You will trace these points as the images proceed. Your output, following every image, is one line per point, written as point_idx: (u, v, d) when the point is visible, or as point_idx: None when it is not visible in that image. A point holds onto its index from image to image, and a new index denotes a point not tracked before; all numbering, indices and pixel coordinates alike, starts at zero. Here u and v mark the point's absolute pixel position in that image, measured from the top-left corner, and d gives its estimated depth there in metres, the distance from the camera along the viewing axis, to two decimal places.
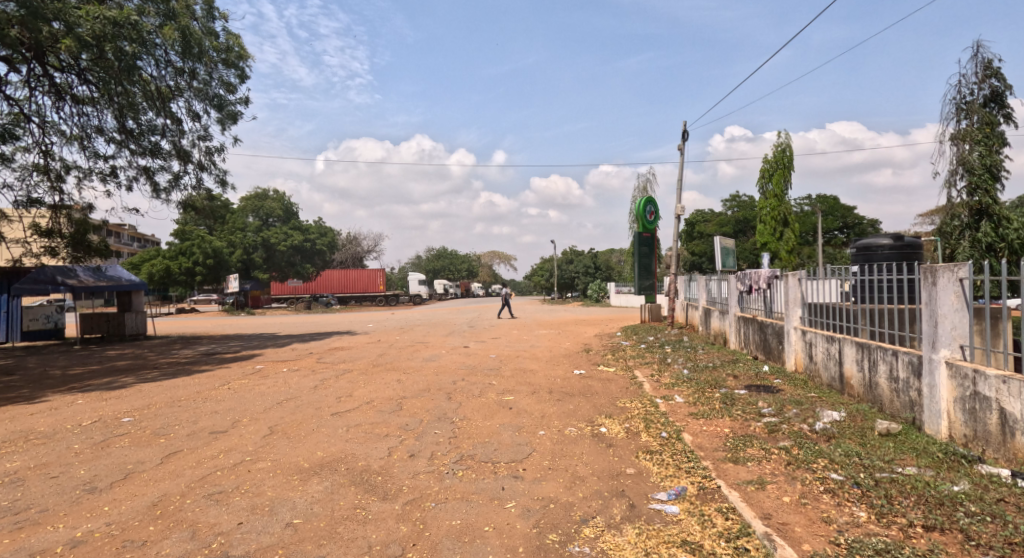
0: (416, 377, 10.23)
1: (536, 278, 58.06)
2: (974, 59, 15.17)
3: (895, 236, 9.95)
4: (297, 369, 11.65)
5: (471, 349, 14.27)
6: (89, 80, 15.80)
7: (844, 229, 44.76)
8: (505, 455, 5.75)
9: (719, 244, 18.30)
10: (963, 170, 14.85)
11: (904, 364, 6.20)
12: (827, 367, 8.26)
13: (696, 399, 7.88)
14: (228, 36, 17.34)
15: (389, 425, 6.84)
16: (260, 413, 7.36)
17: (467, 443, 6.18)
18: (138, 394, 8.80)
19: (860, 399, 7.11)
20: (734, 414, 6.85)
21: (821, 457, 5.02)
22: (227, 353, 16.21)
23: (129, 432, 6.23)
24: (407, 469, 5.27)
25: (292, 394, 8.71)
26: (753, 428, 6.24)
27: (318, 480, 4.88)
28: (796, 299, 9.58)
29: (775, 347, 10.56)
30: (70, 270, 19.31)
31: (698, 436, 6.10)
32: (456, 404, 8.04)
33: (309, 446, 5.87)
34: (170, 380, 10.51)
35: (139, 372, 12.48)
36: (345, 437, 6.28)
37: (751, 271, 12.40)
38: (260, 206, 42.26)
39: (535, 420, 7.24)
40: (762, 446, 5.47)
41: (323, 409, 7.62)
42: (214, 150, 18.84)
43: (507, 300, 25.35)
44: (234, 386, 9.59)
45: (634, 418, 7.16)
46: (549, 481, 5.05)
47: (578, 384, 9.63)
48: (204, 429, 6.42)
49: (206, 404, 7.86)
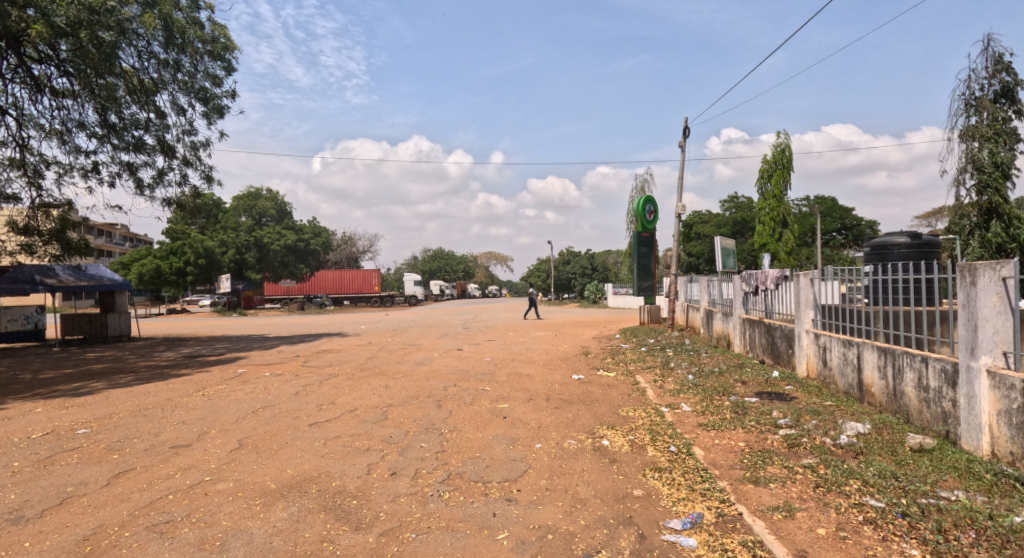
0: (405, 382, 9.65)
1: (533, 279, 57.26)
2: (984, 53, 14.68)
3: (912, 234, 9.32)
4: (280, 373, 11.07)
5: (465, 352, 13.70)
6: (69, 73, 15.20)
7: (843, 230, 44.26)
8: (498, 473, 5.18)
9: (721, 244, 17.69)
10: (972, 167, 14.27)
11: (936, 372, 5.64)
12: (844, 374, 7.69)
13: (705, 407, 7.30)
14: (214, 26, 16.77)
15: (371, 437, 6.26)
16: (231, 423, 6.78)
17: (456, 458, 5.59)
18: (103, 401, 8.21)
19: (883, 409, 6.56)
20: (747, 425, 6.26)
21: (852, 478, 4.44)
22: (210, 356, 15.57)
23: (80, 447, 5.70)
24: (387, 491, 4.68)
25: (269, 401, 8.12)
26: (771, 442, 5.66)
27: (282, 505, 4.29)
28: (808, 301, 9.00)
29: (784, 352, 10.00)
30: (48, 269, 18.62)
31: (710, 451, 5.52)
32: (447, 413, 7.46)
33: (279, 463, 5.28)
34: (143, 386, 9.90)
35: (112, 376, 11.89)
36: (320, 451, 5.69)
37: (757, 272, 11.85)
38: (253, 205, 40.65)
39: (531, 431, 6.66)
40: (785, 464, 4.88)
41: (301, 419, 7.04)
42: (200, 145, 18.23)
43: (537, 301, 24.68)
44: (209, 391, 9.01)
45: (639, 429, 6.58)
46: (546, 506, 4.46)
47: (576, 390, 9.04)
48: (165, 443, 5.86)
49: (173, 412, 7.28)
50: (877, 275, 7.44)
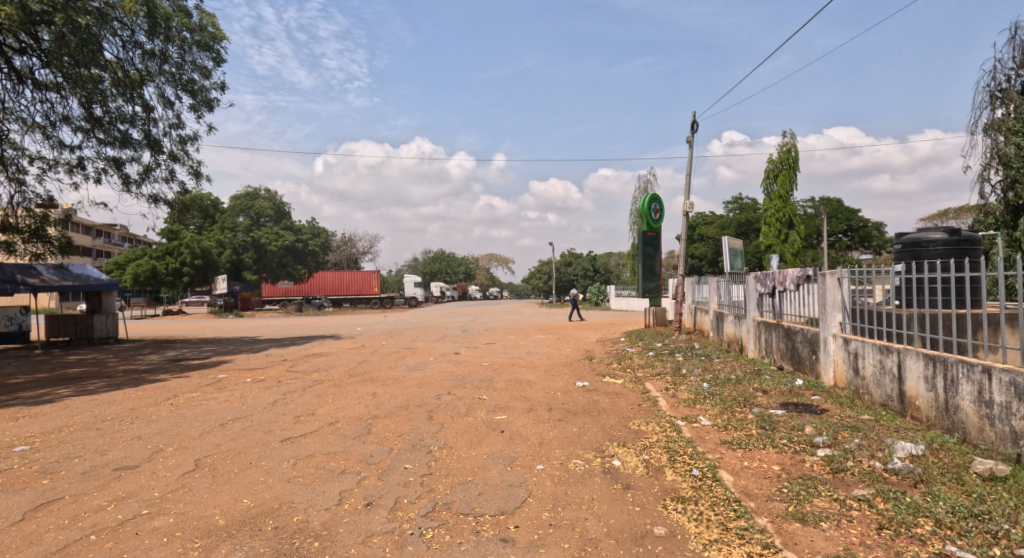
0: (395, 390, 8.87)
1: (534, 281, 56.35)
2: (1014, 42, 13.75)
3: (949, 230, 8.41)
4: (263, 379, 10.30)
5: (462, 356, 12.91)
6: (50, 64, 14.44)
7: (849, 232, 43.19)
8: (493, 504, 4.40)
9: (729, 244, 16.86)
10: (999, 163, 12.56)
11: (1001, 386, 4.88)
12: (880, 384, 6.87)
13: (726, 421, 6.48)
14: (201, 15, 16.01)
15: (348, 456, 5.48)
16: (193, 438, 6.00)
17: (444, 483, 4.81)
18: (60, 411, 7.45)
19: (933, 426, 5.78)
20: (778, 444, 5.45)
21: (922, 515, 3.67)
22: (195, 359, 14.79)
23: (8, 469, 4.94)
24: (358, 529, 3.93)
25: (243, 412, 7.33)
26: (809, 465, 4.87)
27: (225, 551, 3.54)
28: (835, 303, 8.14)
29: (807, 358, 9.19)
30: (30, 269, 17.83)
31: (740, 476, 4.73)
32: (438, 426, 6.68)
33: (235, 490, 4.49)
34: (111, 392, 9.12)
35: (83, 381, 11.07)
36: (287, 475, 4.90)
37: (774, 271, 11.02)
38: (251, 205, 39.90)
39: (532, 448, 5.88)
40: (834, 496, 4.09)
41: (273, 433, 6.26)
42: (188, 139, 17.53)
43: (575, 301, 24.09)
44: (180, 400, 8.23)
45: (654, 448, 5.77)
46: (549, 549, 3.71)
47: (582, 400, 8.24)
48: (109, 464, 5.10)
49: (132, 425, 6.52)
50: (912, 275, 6.63)
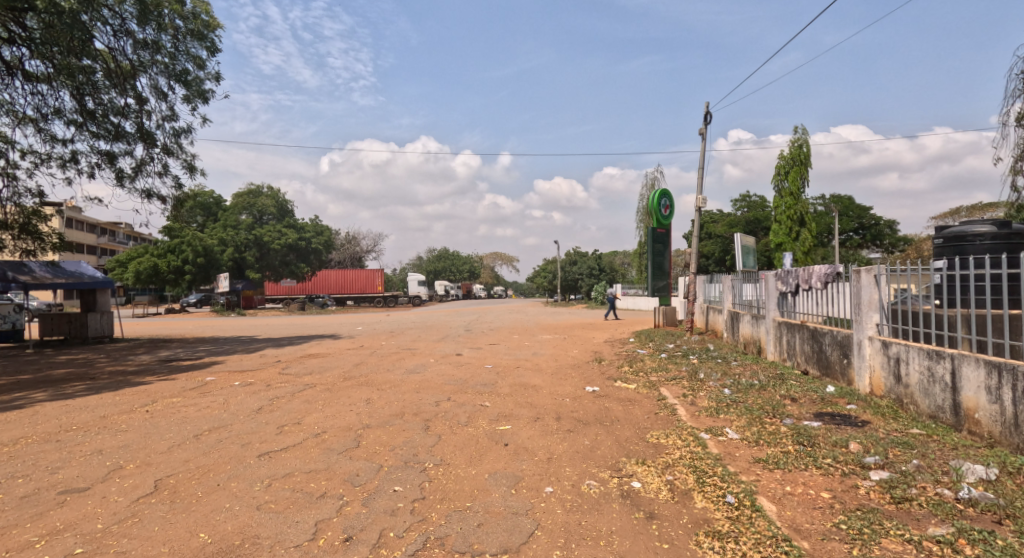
0: (391, 396, 8.20)
1: (539, 281, 55.40)
2: None
3: (998, 222, 7.61)
4: (252, 382, 9.63)
5: (465, 357, 12.25)
6: (38, 53, 13.80)
7: (860, 230, 42.24)
8: (498, 539, 3.73)
9: (742, 241, 16.13)
10: None
11: None
12: (928, 393, 6.12)
13: (757, 435, 5.77)
14: (194, 2, 15.39)
15: (332, 475, 4.83)
16: (160, 453, 5.35)
17: (438, 511, 4.15)
18: (26, 420, 6.80)
19: (1000, 444, 5.07)
20: (823, 465, 4.74)
21: None
22: (186, 360, 14.17)
23: None
24: None
25: (222, 421, 6.68)
26: (864, 492, 4.16)
27: None
28: (872, 302, 7.33)
29: (837, 362, 8.43)
30: (22, 264, 17.19)
31: (783, 506, 4.04)
32: (434, 438, 6.01)
33: (191, 521, 3.84)
34: (86, 397, 8.47)
35: (63, 385, 10.43)
36: (257, 500, 4.23)
37: (797, 268, 10.26)
38: (253, 203, 39.30)
39: (539, 465, 5.21)
40: (906, 536, 3.41)
41: (250, 447, 5.59)
42: (183, 132, 16.92)
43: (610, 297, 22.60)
44: (158, 407, 7.56)
45: (678, 466, 5.07)
46: None
47: (592, 408, 7.55)
48: (56, 485, 4.46)
49: (97, 436, 5.89)
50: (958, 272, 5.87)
